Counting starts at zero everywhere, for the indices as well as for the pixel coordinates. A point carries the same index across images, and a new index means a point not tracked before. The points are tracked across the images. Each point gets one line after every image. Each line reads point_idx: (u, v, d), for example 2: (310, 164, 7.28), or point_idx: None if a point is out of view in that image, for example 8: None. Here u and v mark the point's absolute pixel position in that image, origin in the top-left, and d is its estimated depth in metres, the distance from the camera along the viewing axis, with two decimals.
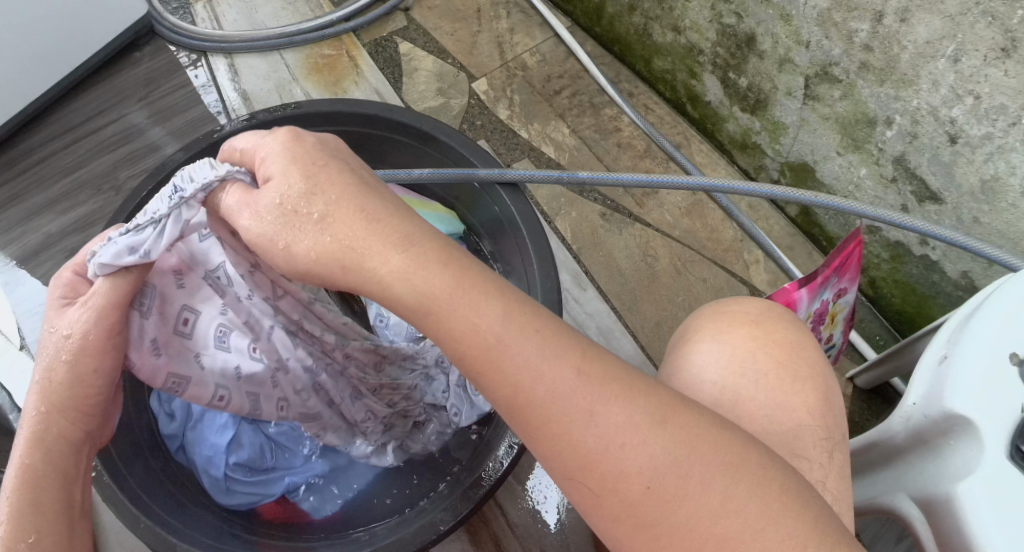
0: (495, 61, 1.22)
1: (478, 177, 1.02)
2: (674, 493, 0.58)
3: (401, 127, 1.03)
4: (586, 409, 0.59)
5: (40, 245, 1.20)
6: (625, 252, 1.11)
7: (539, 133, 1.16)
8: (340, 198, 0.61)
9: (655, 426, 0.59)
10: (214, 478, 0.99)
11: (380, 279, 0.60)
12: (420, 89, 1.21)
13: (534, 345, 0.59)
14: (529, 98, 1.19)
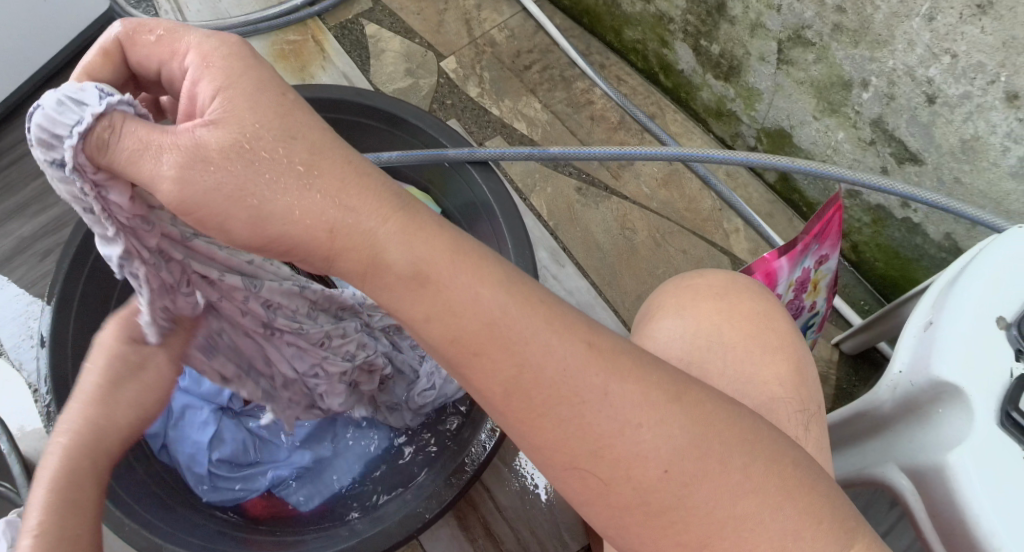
0: (463, 38, 1.20)
1: (449, 158, 1.00)
2: (691, 479, 0.50)
3: (370, 110, 1.01)
4: (595, 383, 0.50)
5: (14, 249, 1.18)
6: (603, 227, 1.10)
7: (510, 110, 1.15)
8: (319, 143, 0.50)
9: (675, 404, 0.51)
10: (198, 475, 0.97)
11: (373, 240, 0.49)
12: (389, 70, 1.18)
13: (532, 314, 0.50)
14: (500, 76, 1.17)
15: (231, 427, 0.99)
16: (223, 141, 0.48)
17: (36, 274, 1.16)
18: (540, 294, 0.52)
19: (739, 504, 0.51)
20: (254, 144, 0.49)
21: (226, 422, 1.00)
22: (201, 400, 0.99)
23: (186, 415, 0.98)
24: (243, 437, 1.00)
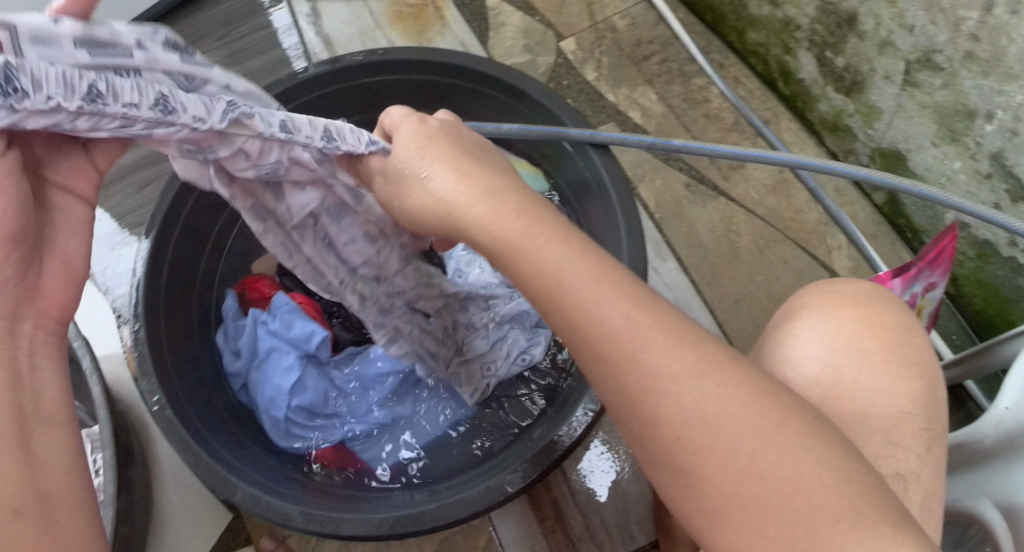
0: (584, 21, 1.19)
1: (568, 137, 0.97)
2: (719, 444, 0.52)
3: (492, 80, 1.00)
4: (635, 341, 0.54)
5: (112, 177, 1.18)
6: (707, 225, 1.09)
7: (626, 98, 1.14)
8: (441, 161, 0.67)
9: (707, 371, 0.54)
10: (275, 420, 0.96)
11: (460, 219, 0.64)
12: (508, 44, 1.18)
13: (581, 276, 0.57)
14: (618, 63, 1.16)
15: (315, 376, 0.97)
16: (388, 165, 0.71)
17: (134, 205, 1.17)
18: (608, 268, 0.58)
19: (768, 474, 0.51)
20: (403, 166, 0.69)
21: (311, 370, 0.97)
22: (289, 345, 0.96)
23: (271, 357, 0.96)
24: (326, 386, 0.98)
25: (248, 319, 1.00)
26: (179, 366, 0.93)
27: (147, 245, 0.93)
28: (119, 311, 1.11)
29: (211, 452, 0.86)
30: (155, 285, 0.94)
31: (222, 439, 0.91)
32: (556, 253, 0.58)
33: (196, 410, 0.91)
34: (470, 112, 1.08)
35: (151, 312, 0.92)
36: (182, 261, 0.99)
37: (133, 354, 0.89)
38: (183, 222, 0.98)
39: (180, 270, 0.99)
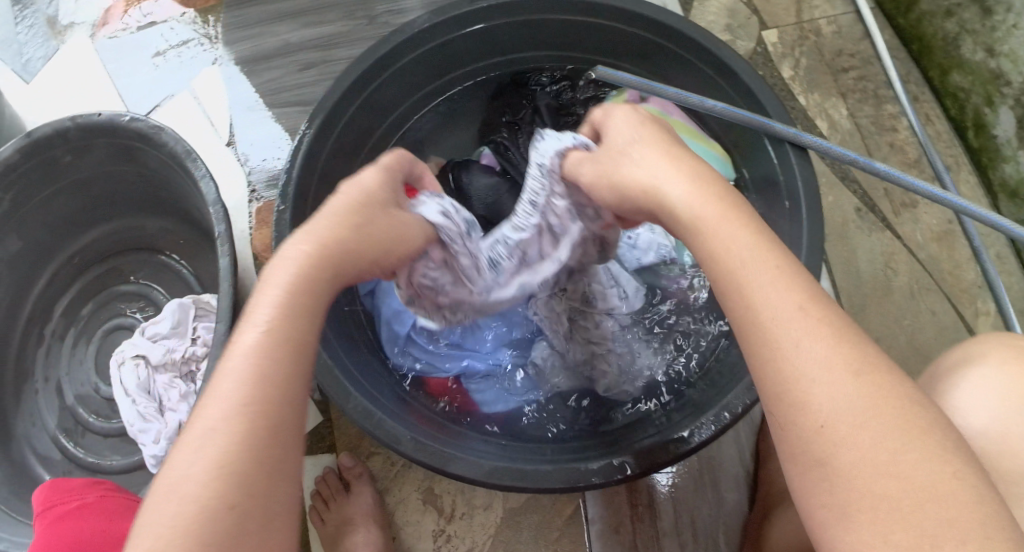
0: (791, 17, 1.18)
1: (769, 131, 0.87)
2: (827, 426, 0.50)
3: (701, 53, 0.92)
4: (795, 323, 0.53)
5: (275, 50, 1.23)
6: (869, 255, 1.05)
7: (817, 105, 1.14)
8: (647, 145, 0.70)
9: (796, 322, 0.53)
10: (394, 333, 0.94)
11: (654, 183, 0.66)
12: (710, 18, 1.18)
13: (695, 194, 0.62)
14: (817, 67, 1.16)
15: None
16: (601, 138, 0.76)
17: (291, 83, 1.22)
18: (778, 244, 0.58)
19: (845, 441, 0.49)
20: (615, 146, 0.74)
21: None
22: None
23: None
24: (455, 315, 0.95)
25: None
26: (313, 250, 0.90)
27: (313, 127, 0.90)
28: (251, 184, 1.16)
29: (329, 350, 0.81)
30: (311, 165, 0.91)
31: (342, 339, 0.86)
32: (742, 248, 0.57)
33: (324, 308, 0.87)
34: (665, 76, 1.00)
35: (300, 197, 0.90)
36: (340, 150, 0.96)
37: (272, 235, 0.87)
38: (354, 110, 0.95)
39: (339, 159, 0.96)
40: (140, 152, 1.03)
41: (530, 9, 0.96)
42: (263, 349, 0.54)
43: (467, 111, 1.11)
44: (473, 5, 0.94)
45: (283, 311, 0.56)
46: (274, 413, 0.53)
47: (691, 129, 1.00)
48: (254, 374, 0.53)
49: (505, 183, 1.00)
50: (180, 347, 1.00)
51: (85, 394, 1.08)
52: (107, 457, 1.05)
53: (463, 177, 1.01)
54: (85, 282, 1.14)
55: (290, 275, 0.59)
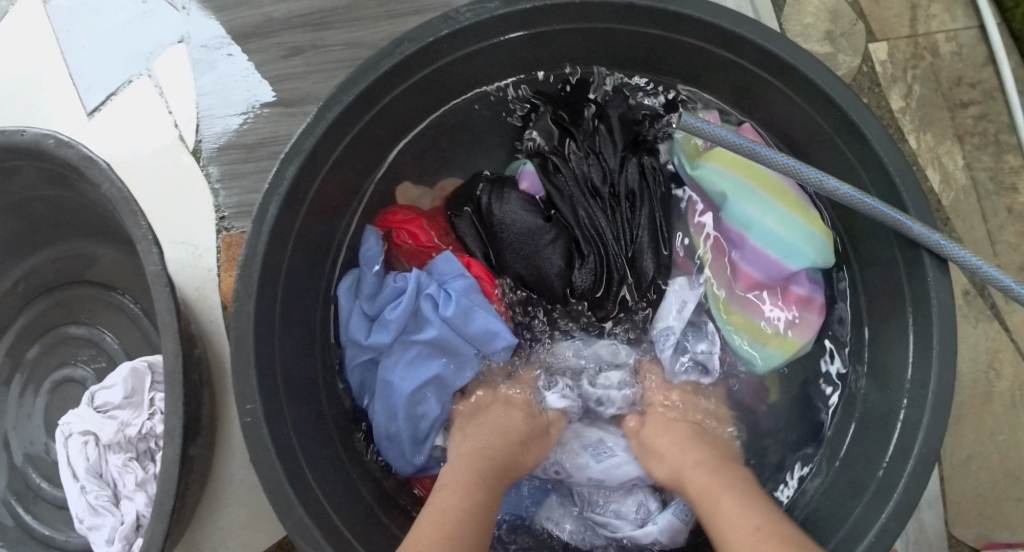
0: (903, 28, 0.95)
1: (901, 230, 0.66)
2: None
3: (828, 104, 0.71)
4: (734, 501, 0.63)
5: (256, 27, 0.95)
6: (970, 352, 0.87)
7: (929, 149, 0.93)
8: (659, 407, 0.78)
9: (716, 495, 0.64)
10: (416, 419, 0.78)
11: (645, 440, 0.75)
12: (807, 22, 0.95)
13: (685, 453, 0.71)
14: (931, 97, 0.94)
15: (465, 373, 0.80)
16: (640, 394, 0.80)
17: (274, 75, 0.95)
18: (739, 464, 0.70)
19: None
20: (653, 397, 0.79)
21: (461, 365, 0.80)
22: (464, 341, 0.80)
23: (434, 346, 0.79)
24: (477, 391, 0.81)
25: (405, 281, 0.81)
26: (286, 340, 0.71)
27: (286, 178, 0.68)
28: (220, 210, 0.92)
29: (307, 502, 0.65)
30: (287, 228, 0.70)
31: (320, 472, 0.70)
32: (699, 459, 0.70)
33: (299, 430, 0.70)
34: (767, 116, 0.80)
35: (271, 274, 0.69)
36: (330, 200, 0.76)
37: (232, 335, 0.66)
38: (345, 148, 0.74)
39: (323, 216, 0.76)
40: (74, 181, 0.82)
41: (601, 16, 0.75)
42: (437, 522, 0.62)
43: (496, 131, 0.89)
44: (510, 8, 0.71)
45: (452, 499, 0.64)
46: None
47: (788, 195, 0.78)
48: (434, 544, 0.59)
49: (548, 231, 0.79)
50: (134, 422, 0.85)
51: (36, 454, 0.95)
52: (65, 531, 0.93)
53: (496, 212, 0.80)
54: (31, 316, 0.97)
55: (458, 475, 0.68)
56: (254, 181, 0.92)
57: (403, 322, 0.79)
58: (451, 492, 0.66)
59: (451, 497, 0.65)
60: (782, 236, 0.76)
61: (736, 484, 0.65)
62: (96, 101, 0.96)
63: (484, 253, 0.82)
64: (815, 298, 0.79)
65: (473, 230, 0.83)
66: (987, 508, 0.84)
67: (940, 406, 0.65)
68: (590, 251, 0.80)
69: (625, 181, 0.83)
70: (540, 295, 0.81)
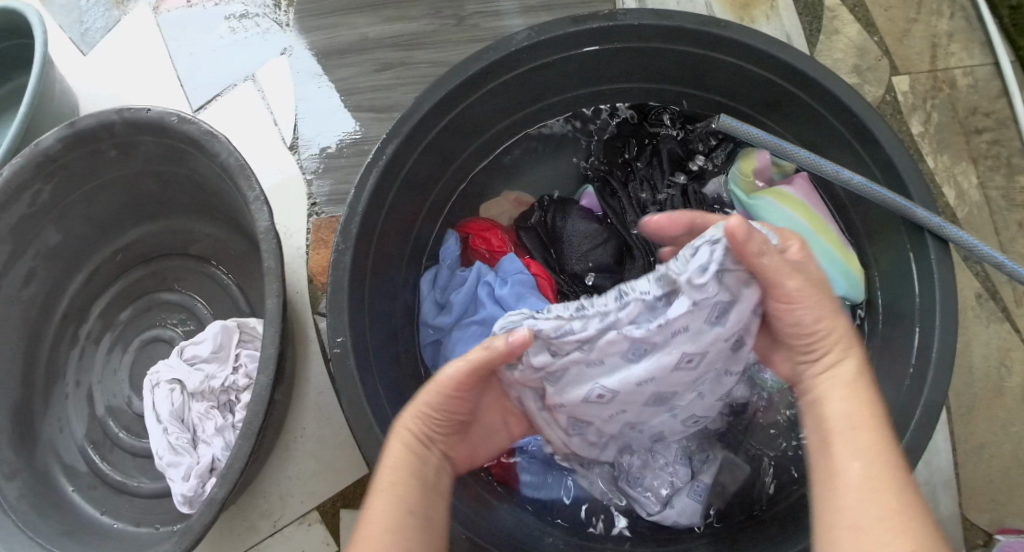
0: (924, 63, 1.06)
1: (908, 215, 0.76)
2: (842, 455, 0.60)
3: (842, 112, 0.80)
4: (848, 395, 0.65)
5: (351, 44, 1.07)
6: (982, 350, 0.94)
7: (946, 169, 1.02)
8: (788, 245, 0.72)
9: (868, 434, 0.61)
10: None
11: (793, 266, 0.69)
12: (837, 56, 1.05)
13: (813, 310, 0.67)
14: (949, 124, 1.04)
15: None
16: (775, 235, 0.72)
17: (364, 85, 1.06)
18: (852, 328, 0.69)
19: (840, 517, 0.57)
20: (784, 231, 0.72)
21: None
22: None
23: (488, 328, 0.86)
24: None
25: (471, 272, 0.90)
26: (370, 297, 0.80)
27: (383, 156, 0.79)
28: (312, 198, 1.02)
29: (382, 428, 0.73)
30: (380, 199, 0.80)
31: (394, 407, 0.78)
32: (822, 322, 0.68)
33: (378, 372, 0.79)
34: (789, 124, 0.88)
35: (364, 237, 0.78)
36: (415, 181, 0.86)
37: (330, 281, 0.76)
38: (434, 137, 0.84)
39: (408, 195, 0.86)
40: (189, 158, 0.92)
41: (649, 35, 0.84)
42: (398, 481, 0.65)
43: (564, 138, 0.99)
44: (580, 27, 0.82)
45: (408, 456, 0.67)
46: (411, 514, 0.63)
47: (835, 238, 0.86)
48: (388, 519, 0.62)
49: (603, 231, 0.90)
50: (220, 374, 0.93)
51: (117, 406, 1.04)
52: (136, 478, 1.01)
53: (559, 220, 0.91)
54: (126, 282, 1.07)
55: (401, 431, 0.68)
56: (345, 173, 1.02)
57: (470, 307, 0.89)
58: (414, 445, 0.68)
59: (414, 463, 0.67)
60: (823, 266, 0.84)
61: (891, 451, 0.59)
62: (203, 100, 1.08)
63: (544, 257, 0.93)
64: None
65: (535, 237, 0.94)
66: (998, 495, 0.90)
67: (943, 366, 0.73)
68: (641, 256, 0.91)
69: (670, 203, 0.93)
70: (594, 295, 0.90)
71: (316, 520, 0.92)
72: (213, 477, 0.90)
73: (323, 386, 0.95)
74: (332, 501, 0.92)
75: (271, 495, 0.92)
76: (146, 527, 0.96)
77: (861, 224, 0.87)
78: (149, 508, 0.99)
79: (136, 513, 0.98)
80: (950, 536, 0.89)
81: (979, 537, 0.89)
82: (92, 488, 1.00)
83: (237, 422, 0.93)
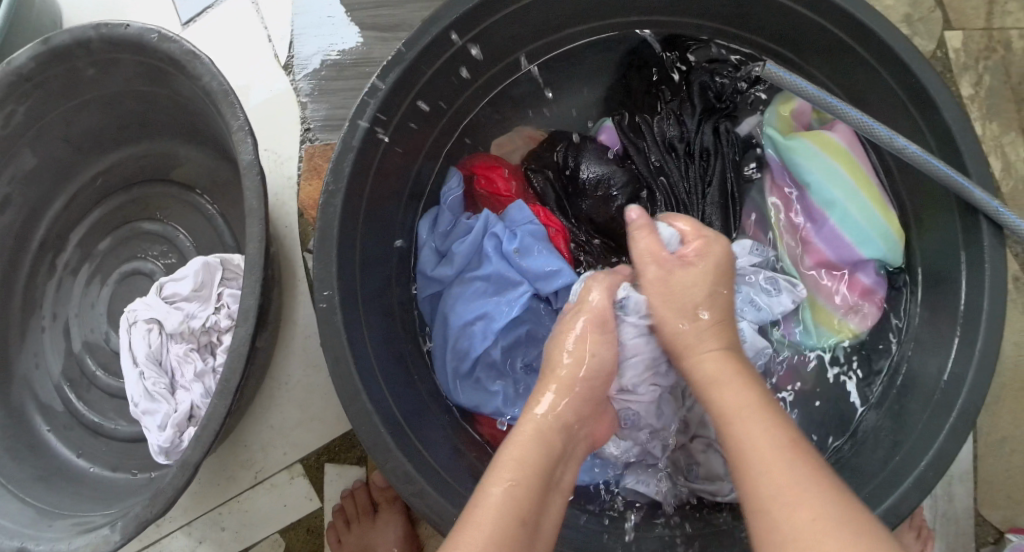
0: (980, 19, 0.97)
1: (964, 194, 0.69)
2: (748, 453, 0.57)
3: (901, 70, 0.72)
4: (720, 371, 0.63)
5: None
6: (1014, 336, 0.89)
7: (993, 138, 0.95)
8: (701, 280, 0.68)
9: (744, 416, 0.59)
10: (461, 353, 0.80)
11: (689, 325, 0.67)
12: (886, 4, 0.96)
13: (735, 385, 0.62)
14: (1000, 90, 0.96)
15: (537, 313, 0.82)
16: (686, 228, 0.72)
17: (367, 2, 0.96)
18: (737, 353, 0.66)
19: (763, 504, 0.54)
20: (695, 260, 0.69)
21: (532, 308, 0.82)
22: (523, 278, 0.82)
23: (494, 284, 0.82)
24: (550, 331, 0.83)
25: (477, 220, 0.84)
26: (363, 240, 0.74)
27: (384, 87, 0.71)
28: (306, 123, 0.94)
29: (371, 394, 0.68)
30: (378, 134, 0.73)
31: (385, 367, 0.73)
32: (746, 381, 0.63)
33: (368, 323, 0.73)
34: (836, 73, 0.80)
35: (358, 176, 0.72)
36: (417, 115, 0.78)
37: (318, 225, 0.69)
38: (441, 66, 0.76)
39: (411, 130, 0.79)
40: (173, 79, 0.84)
41: None
42: (506, 508, 0.56)
43: (588, 72, 0.91)
44: None
45: (517, 492, 0.57)
46: (511, 542, 0.55)
47: (878, 199, 0.80)
48: (496, 533, 0.55)
49: (621, 174, 0.84)
50: (200, 314, 0.87)
51: (94, 342, 0.98)
52: (113, 420, 0.96)
53: (573, 162, 0.85)
54: (107, 210, 1.01)
55: (528, 448, 0.61)
56: (344, 99, 0.94)
57: (475, 259, 0.83)
58: (508, 499, 0.57)
59: (513, 481, 0.58)
60: (859, 224, 0.79)
61: (748, 393, 0.61)
62: (192, 11, 0.99)
63: (557, 206, 0.87)
64: (877, 291, 0.81)
65: (548, 180, 0.87)
66: (1016, 493, 0.86)
67: (986, 364, 0.67)
68: (663, 202, 0.84)
69: (700, 141, 0.85)
70: (612, 241, 0.85)
71: (299, 474, 0.88)
72: (191, 426, 0.85)
73: (310, 330, 0.90)
74: (316, 455, 0.88)
75: (253, 445, 0.88)
76: (123, 472, 0.92)
77: (908, 194, 0.80)
78: (126, 452, 0.94)
79: (112, 456, 0.94)
80: (962, 532, 0.85)
81: (991, 534, 0.85)
82: (68, 429, 0.95)
83: (218, 367, 0.87)
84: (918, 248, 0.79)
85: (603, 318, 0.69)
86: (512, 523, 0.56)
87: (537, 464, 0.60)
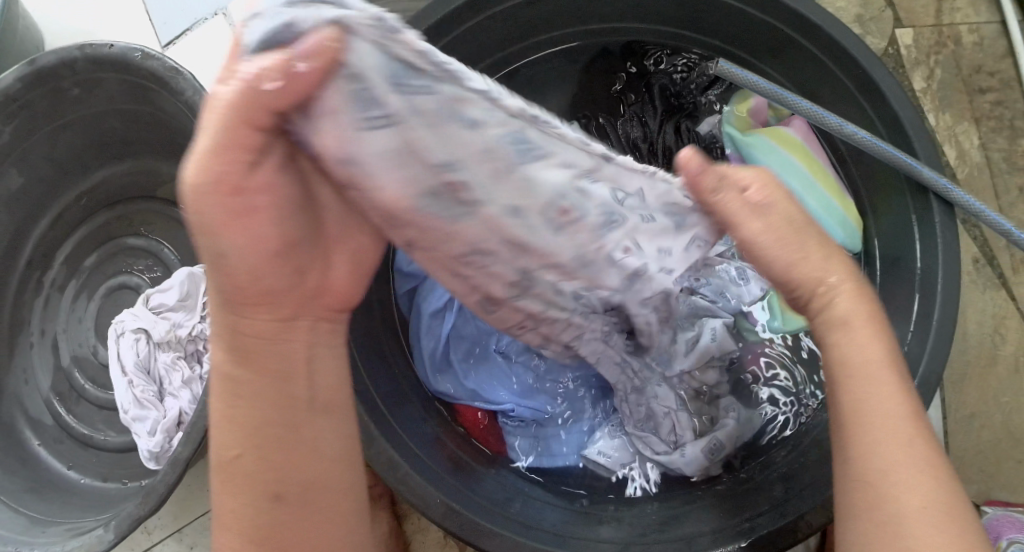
0: (929, 17, 1.01)
1: (914, 174, 0.73)
2: (870, 425, 0.54)
3: (847, 62, 0.76)
4: (845, 317, 0.56)
5: None
6: (977, 316, 0.92)
7: (947, 128, 0.99)
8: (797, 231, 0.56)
9: (874, 365, 0.55)
10: (435, 335, 0.83)
11: (815, 269, 0.56)
12: (838, 6, 1.01)
13: (869, 338, 0.56)
14: (952, 82, 1.00)
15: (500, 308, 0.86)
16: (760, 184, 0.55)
17: None
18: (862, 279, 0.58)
19: (882, 488, 0.52)
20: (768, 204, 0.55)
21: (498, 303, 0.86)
22: None
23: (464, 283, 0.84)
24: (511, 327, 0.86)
25: None
26: None
27: None
28: None
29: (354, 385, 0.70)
30: None
31: (366, 360, 0.75)
32: (874, 322, 0.56)
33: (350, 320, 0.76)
34: (790, 70, 0.83)
35: None
36: None
37: None
38: None
39: None
40: (156, 96, 0.87)
41: None
42: (230, 475, 0.54)
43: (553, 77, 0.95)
44: None
45: (232, 446, 0.54)
46: (264, 501, 0.54)
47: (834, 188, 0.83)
48: (235, 499, 0.54)
49: None
50: (187, 323, 0.90)
51: (82, 355, 1.00)
52: (102, 432, 0.98)
53: None
54: (94, 227, 1.03)
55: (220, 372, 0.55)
56: None
57: None
58: (232, 453, 0.54)
59: (235, 455, 0.54)
60: (818, 213, 0.82)
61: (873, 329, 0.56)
62: (171, 35, 1.02)
63: None
64: None
65: None
66: (987, 466, 0.88)
67: (944, 334, 0.70)
68: None
69: (662, 141, 0.89)
70: None
71: None
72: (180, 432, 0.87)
73: None
74: None
75: None
76: (113, 482, 0.93)
77: (865, 184, 0.83)
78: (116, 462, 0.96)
79: (102, 467, 0.95)
80: None
81: None
82: (57, 442, 0.97)
83: (204, 373, 0.89)
84: (876, 231, 0.82)
85: (230, 107, 0.45)
86: (246, 486, 0.54)
87: (248, 398, 0.54)
